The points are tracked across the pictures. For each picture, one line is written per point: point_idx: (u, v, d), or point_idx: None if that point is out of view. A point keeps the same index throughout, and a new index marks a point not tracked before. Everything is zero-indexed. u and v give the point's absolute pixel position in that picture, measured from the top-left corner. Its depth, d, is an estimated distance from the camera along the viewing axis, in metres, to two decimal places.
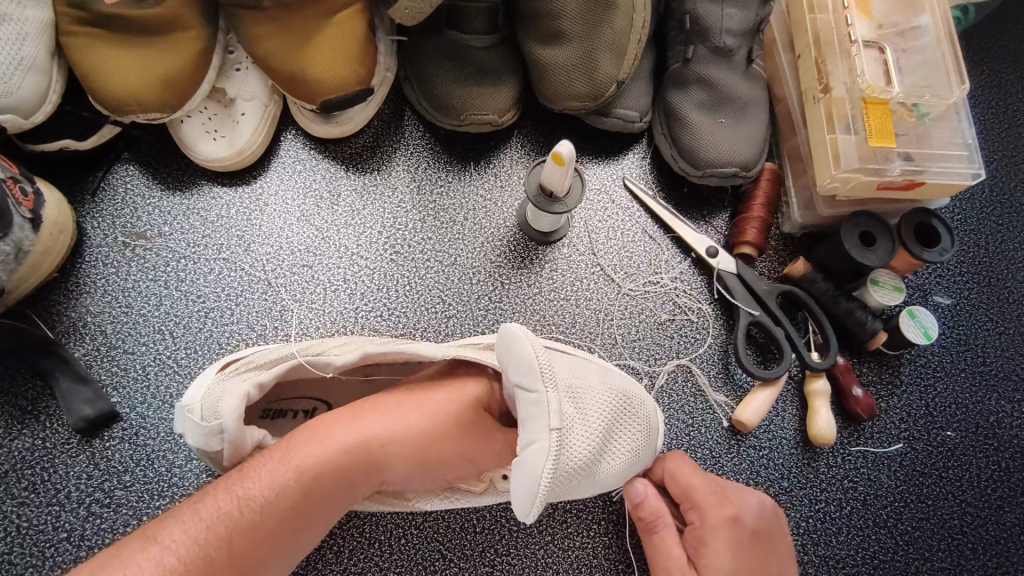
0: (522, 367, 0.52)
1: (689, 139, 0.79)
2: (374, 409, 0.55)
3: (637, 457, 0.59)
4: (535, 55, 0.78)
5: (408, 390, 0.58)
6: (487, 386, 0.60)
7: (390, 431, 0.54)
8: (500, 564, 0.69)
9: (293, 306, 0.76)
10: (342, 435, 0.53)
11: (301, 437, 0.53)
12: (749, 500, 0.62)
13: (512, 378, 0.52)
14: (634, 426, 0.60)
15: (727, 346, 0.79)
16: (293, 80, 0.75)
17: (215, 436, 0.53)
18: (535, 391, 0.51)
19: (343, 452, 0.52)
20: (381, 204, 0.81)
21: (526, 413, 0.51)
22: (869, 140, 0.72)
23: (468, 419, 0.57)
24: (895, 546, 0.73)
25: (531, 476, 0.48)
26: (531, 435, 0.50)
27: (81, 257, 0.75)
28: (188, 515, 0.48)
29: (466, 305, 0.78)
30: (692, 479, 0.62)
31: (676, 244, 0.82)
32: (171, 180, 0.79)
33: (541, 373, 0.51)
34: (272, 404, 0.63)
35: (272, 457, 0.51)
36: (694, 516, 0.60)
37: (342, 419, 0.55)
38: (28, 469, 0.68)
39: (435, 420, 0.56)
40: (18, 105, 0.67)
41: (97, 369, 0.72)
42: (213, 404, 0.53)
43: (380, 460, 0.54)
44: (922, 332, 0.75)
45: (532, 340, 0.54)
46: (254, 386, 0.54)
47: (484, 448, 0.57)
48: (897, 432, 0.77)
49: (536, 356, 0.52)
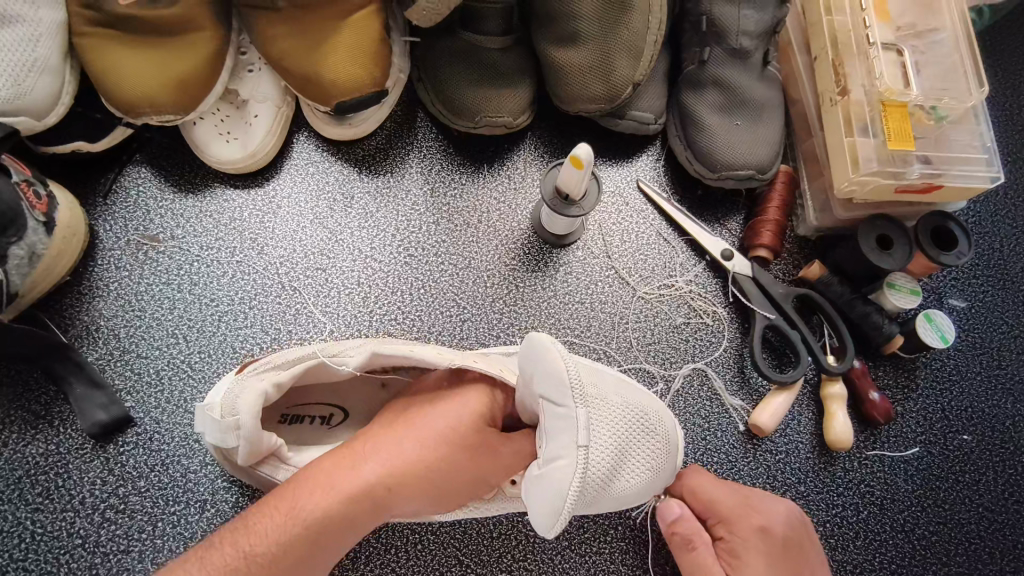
0: (552, 381, 0.51)
1: (705, 141, 0.79)
2: (377, 450, 0.53)
3: (657, 474, 0.58)
4: (551, 57, 0.77)
5: (411, 420, 0.55)
6: (487, 398, 0.58)
7: (394, 472, 0.52)
8: (517, 569, 0.68)
9: (307, 310, 0.76)
10: (345, 481, 0.51)
11: (303, 486, 0.51)
12: (774, 504, 0.63)
13: (541, 391, 0.52)
14: (653, 441, 0.57)
15: (743, 350, 0.79)
16: (308, 82, 0.74)
17: (231, 433, 0.52)
18: (565, 407, 0.50)
19: (346, 501, 0.50)
20: (394, 207, 0.81)
21: (555, 427, 0.51)
22: (888, 143, 0.71)
23: (470, 443, 0.55)
24: (913, 551, 0.73)
25: (559, 494, 0.49)
26: (559, 450, 0.50)
27: (93, 260, 0.74)
28: (197, 567, 0.48)
29: (480, 308, 0.78)
30: (715, 493, 0.63)
31: (691, 247, 0.82)
32: (183, 182, 0.78)
33: (572, 388, 0.51)
34: (291, 409, 0.63)
35: (274, 510, 0.50)
36: (723, 529, 0.62)
37: (345, 461, 0.52)
38: (42, 475, 0.67)
39: (438, 450, 0.54)
40: (31, 107, 0.67)
41: (110, 373, 0.71)
42: (231, 403, 0.54)
43: (389, 502, 0.52)
44: (939, 336, 0.74)
45: (562, 352, 0.52)
46: (271, 386, 0.54)
47: (488, 469, 0.55)
48: (913, 436, 0.77)
49: (567, 370, 0.51)
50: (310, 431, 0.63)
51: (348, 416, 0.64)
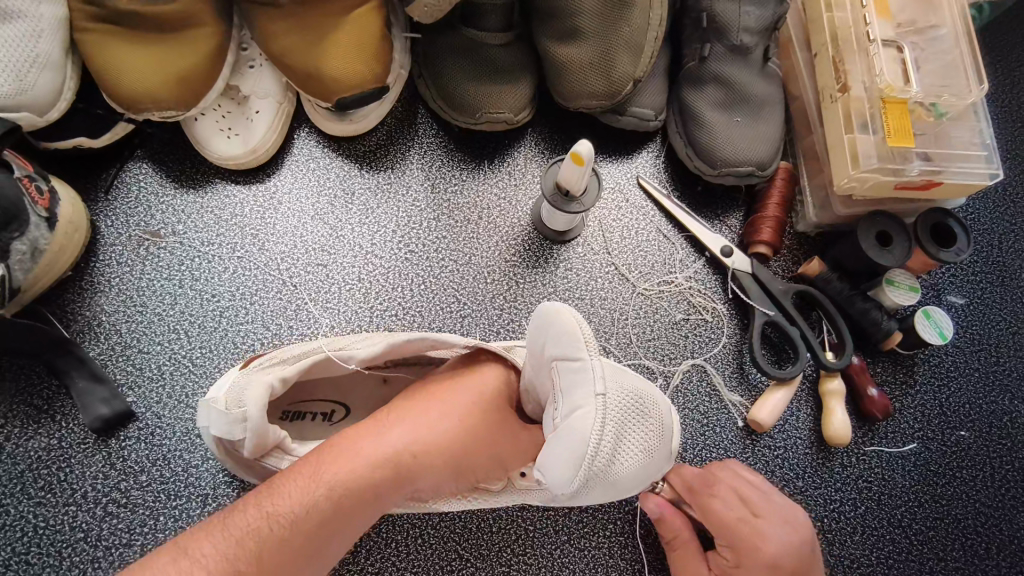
0: (565, 338, 0.53)
1: (705, 137, 0.79)
2: (401, 419, 0.54)
3: (651, 456, 0.57)
4: (552, 53, 0.77)
5: (431, 395, 0.57)
6: (503, 377, 0.61)
7: (418, 441, 0.52)
8: (516, 564, 0.69)
9: (308, 305, 0.76)
10: (370, 448, 0.51)
11: (328, 452, 0.51)
12: (787, 536, 0.61)
13: (553, 350, 0.54)
14: (652, 424, 0.58)
15: (742, 345, 0.79)
16: (310, 78, 0.75)
17: (238, 425, 0.52)
18: (580, 359, 0.52)
19: (372, 467, 0.50)
20: (395, 203, 0.81)
21: (570, 381, 0.52)
22: (888, 139, 0.71)
23: (490, 421, 0.57)
24: (910, 547, 0.73)
25: (580, 442, 0.49)
26: (578, 403, 0.51)
27: (95, 256, 0.75)
28: (218, 529, 0.46)
29: (481, 303, 0.78)
30: (726, 517, 0.62)
31: (691, 243, 0.82)
32: (184, 179, 0.78)
33: (585, 343, 0.53)
34: (292, 406, 0.63)
35: (298, 473, 0.49)
36: (728, 551, 0.62)
37: (367, 429, 0.53)
38: (45, 469, 0.67)
39: (460, 425, 0.55)
40: (32, 103, 0.67)
41: (112, 368, 0.72)
42: (236, 396, 0.53)
43: (411, 472, 0.52)
44: (937, 333, 0.75)
45: (574, 313, 0.55)
46: (277, 379, 0.54)
47: (505, 447, 0.57)
48: (911, 432, 0.77)
49: (580, 327, 0.54)
50: (311, 426, 0.64)
51: (350, 412, 0.65)
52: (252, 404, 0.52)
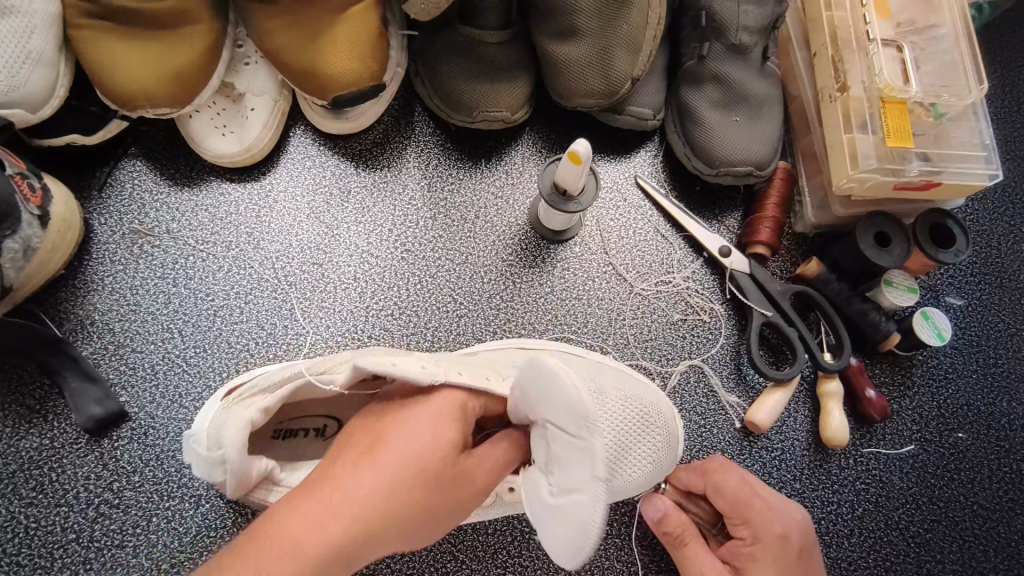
0: (569, 412, 0.47)
1: (703, 137, 0.78)
2: (340, 492, 0.45)
3: (657, 466, 0.58)
4: (549, 52, 0.77)
5: (377, 450, 0.48)
6: (462, 401, 0.53)
7: (359, 519, 0.44)
8: (512, 565, 0.68)
9: (302, 305, 0.75)
10: (324, 519, 0.44)
11: (258, 543, 0.43)
12: (793, 513, 0.62)
13: (555, 420, 0.48)
14: (654, 436, 0.58)
15: (739, 346, 0.78)
16: (305, 75, 0.74)
17: (218, 467, 0.51)
18: (582, 440, 0.47)
19: (306, 563, 0.42)
20: (391, 202, 0.80)
21: (571, 459, 0.47)
22: (887, 140, 0.71)
23: (447, 473, 0.48)
24: (907, 548, 0.73)
25: (576, 528, 0.46)
26: (575, 484, 0.47)
27: (87, 254, 0.74)
28: None
29: (477, 303, 0.77)
30: (739, 494, 0.62)
31: (689, 244, 0.82)
32: (179, 177, 0.78)
33: (591, 422, 0.47)
34: (281, 426, 0.62)
35: (247, 559, 0.42)
36: (742, 530, 0.61)
37: (319, 496, 0.45)
38: (37, 469, 0.67)
39: (413, 486, 0.46)
40: (25, 100, 0.66)
41: (105, 367, 0.71)
42: (216, 435, 0.52)
43: (375, 537, 0.45)
44: (935, 334, 0.74)
45: (575, 381, 0.48)
46: (257, 414, 0.53)
47: (468, 492, 0.50)
48: (909, 433, 0.77)
49: (584, 402, 0.47)
50: (305, 444, 0.63)
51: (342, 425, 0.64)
52: (230, 442, 0.50)
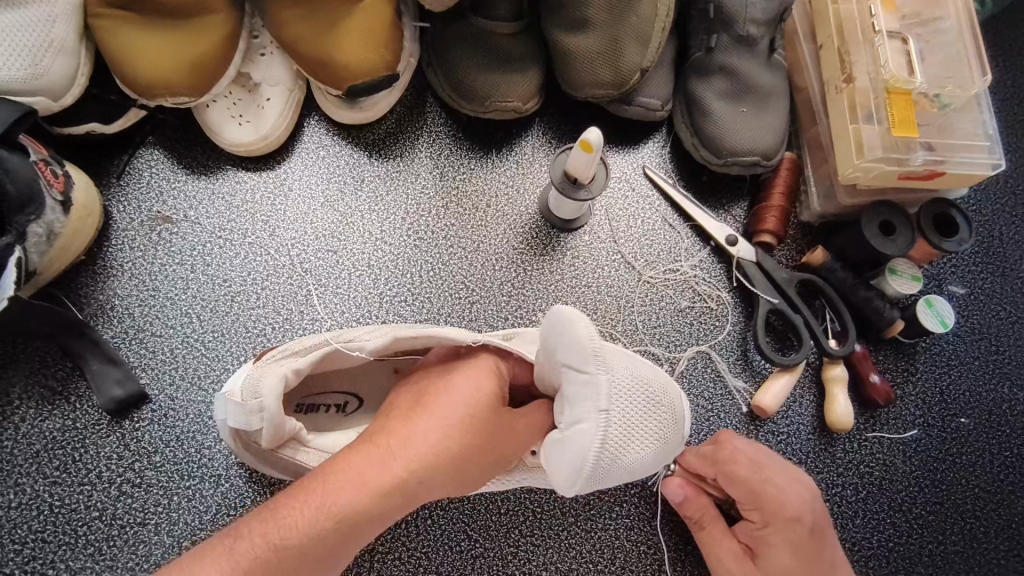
0: (573, 350, 0.53)
1: (711, 127, 0.80)
2: (402, 447, 0.50)
3: (663, 443, 0.59)
4: (560, 43, 0.78)
5: (432, 405, 0.54)
6: (496, 377, 0.58)
7: (424, 462, 0.50)
8: (524, 545, 0.70)
9: (318, 291, 0.77)
10: (373, 473, 0.49)
11: (336, 471, 0.49)
12: (804, 492, 0.63)
13: (561, 356, 0.54)
14: (659, 415, 0.58)
15: (746, 333, 0.80)
16: (320, 65, 0.75)
17: (254, 416, 0.53)
18: (587, 376, 0.53)
19: (375, 495, 0.48)
20: (404, 191, 0.82)
21: (576, 392, 0.54)
22: (891, 130, 0.72)
23: (493, 425, 0.54)
24: (910, 530, 0.75)
25: (581, 453, 0.52)
26: (581, 415, 0.53)
27: (107, 240, 0.75)
28: (223, 556, 0.46)
29: (489, 290, 0.79)
30: (750, 479, 0.63)
31: (696, 233, 0.83)
32: (196, 165, 0.79)
33: (593, 356, 0.53)
34: (306, 399, 0.64)
35: (304, 500, 0.48)
36: (755, 515, 0.63)
37: (373, 453, 0.50)
38: (59, 449, 0.68)
39: (466, 438, 0.52)
40: (47, 88, 0.68)
41: (125, 351, 0.73)
42: (253, 388, 0.55)
43: (420, 489, 0.50)
44: (938, 321, 0.76)
45: (584, 320, 0.55)
46: (291, 371, 0.55)
47: (512, 445, 0.56)
48: (912, 419, 0.78)
49: (590, 338, 0.53)
50: (326, 419, 0.64)
51: (362, 404, 0.65)
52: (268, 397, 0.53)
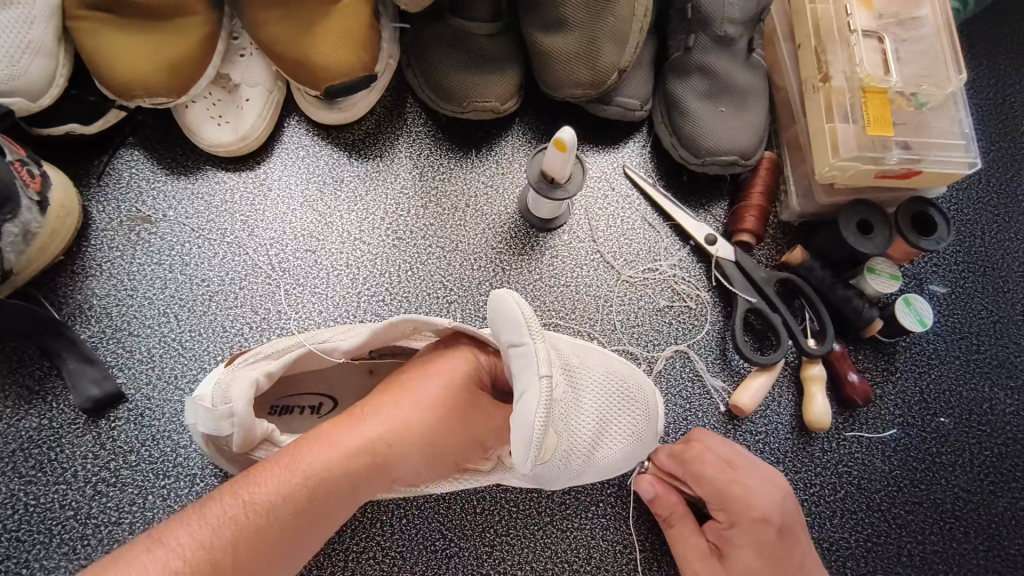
0: (511, 326, 0.54)
1: (689, 126, 0.80)
2: (375, 418, 0.54)
3: (637, 440, 0.64)
4: (538, 44, 0.78)
5: (407, 386, 0.57)
6: (473, 362, 0.60)
7: (394, 431, 0.53)
8: (499, 544, 0.70)
9: (297, 290, 0.77)
10: (345, 438, 0.52)
11: (312, 439, 0.52)
12: (774, 494, 0.63)
13: (504, 337, 0.55)
14: (632, 411, 0.64)
15: (725, 333, 0.80)
16: (298, 66, 0.75)
17: (224, 420, 0.53)
18: (524, 346, 0.53)
19: (348, 456, 0.51)
20: (383, 190, 0.82)
21: (518, 366, 0.53)
22: (866, 129, 0.73)
23: (463, 404, 0.58)
24: (889, 530, 0.74)
25: (527, 423, 0.50)
26: (525, 388, 0.51)
27: (86, 241, 0.76)
28: (195, 518, 0.47)
29: (467, 289, 0.79)
30: (717, 480, 0.64)
31: (676, 232, 0.83)
32: (175, 165, 0.79)
33: (528, 327, 0.53)
34: (279, 401, 0.64)
35: (277, 461, 0.50)
36: (722, 515, 0.64)
37: (346, 422, 0.53)
38: (35, 448, 0.69)
39: (436, 413, 0.56)
40: (25, 89, 0.68)
41: (102, 351, 0.73)
42: (224, 392, 0.54)
43: (390, 459, 0.53)
44: (917, 320, 0.76)
45: (519, 298, 0.55)
46: (262, 374, 0.55)
47: (484, 428, 0.59)
48: (891, 418, 0.78)
49: (523, 313, 0.54)
50: (299, 421, 0.64)
51: (336, 405, 0.66)
52: (238, 400, 0.52)
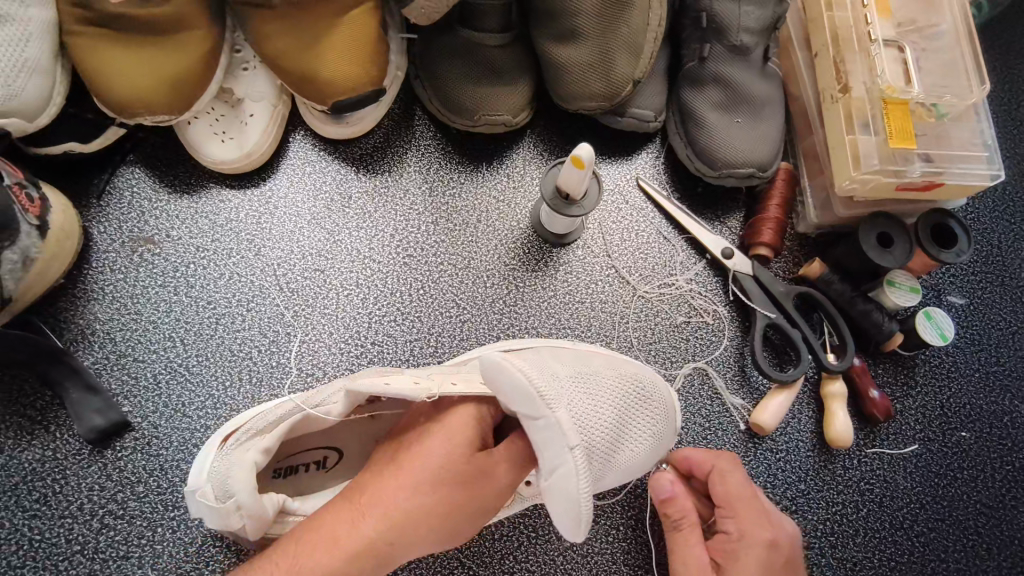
0: (522, 397, 0.49)
1: (704, 138, 0.78)
2: (376, 508, 0.50)
3: (658, 439, 0.61)
4: (550, 54, 0.76)
5: (410, 463, 0.53)
6: (475, 420, 0.56)
7: (395, 524, 0.50)
8: (519, 570, 0.68)
9: (306, 312, 0.75)
10: (346, 538, 0.49)
11: (311, 540, 0.50)
12: (788, 528, 0.60)
13: (517, 408, 0.50)
14: (651, 409, 0.61)
15: (743, 349, 0.78)
16: (306, 82, 0.73)
17: (233, 513, 0.51)
18: (543, 419, 0.48)
19: (348, 559, 0.49)
20: (393, 207, 0.80)
21: (542, 438, 0.49)
22: (889, 141, 0.71)
23: (470, 478, 0.52)
24: (912, 548, 0.73)
25: (571, 501, 0.47)
26: (556, 462, 0.48)
27: (87, 263, 0.73)
28: None
29: (480, 308, 0.77)
30: (740, 490, 0.61)
31: (691, 245, 0.82)
32: (178, 183, 0.77)
33: (541, 397, 0.48)
34: (282, 462, 0.61)
35: (281, 562, 0.49)
36: (729, 525, 0.60)
37: (347, 514, 0.51)
38: (39, 481, 0.66)
39: (443, 494, 0.51)
40: (23, 109, 0.66)
41: (107, 377, 0.70)
42: (224, 484, 0.52)
43: (395, 550, 0.50)
44: (939, 334, 0.75)
45: (515, 360, 0.50)
46: (260, 454, 0.52)
47: (490, 489, 0.53)
48: (912, 433, 0.77)
49: (531, 381, 0.49)
50: (307, 476, 0.62)
51: (342, 455, 0.63)
52: (242, 490, 0.50)
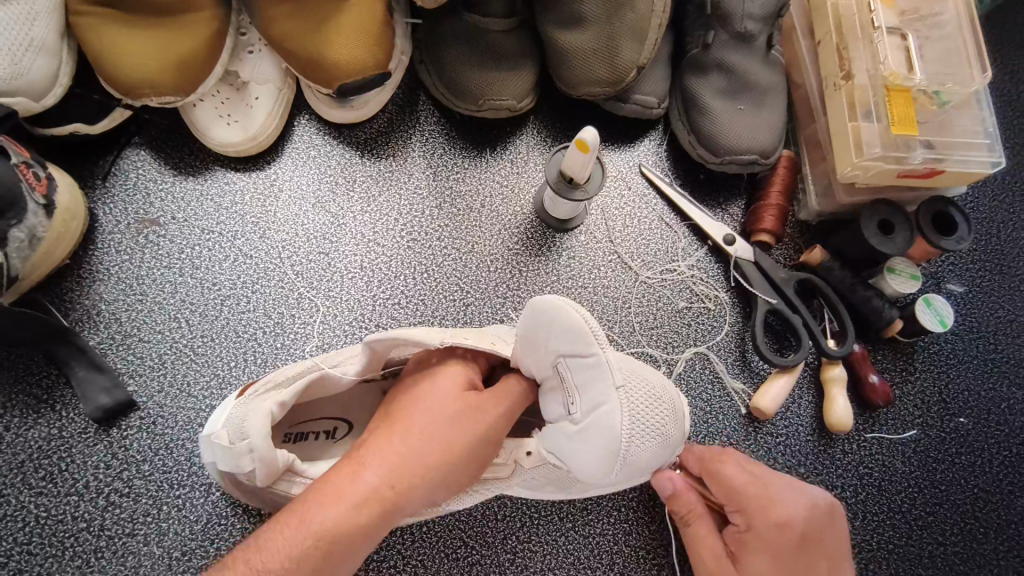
0: (574, 338, 0.54)
1: (708, 124, 0.79)
2: (378, 458, 0.51)
3: (666, 439, 0.58)
4: (554, 39, 0.76)
5: (404, 417, 0.54)
6: (465, 372, 0.59)
7: (396, 469, 0.50)
8: (521, 551, 0.69)
9: (310, 294, 0.75)
10: (350, 488, 0.49)
11: (313, 498, 0.48)
12: (800, 504, 0.59)
13: (562, 346, 0.55)
14: (663, 409, 0.57)
15: (744, 334, 0.79)
16: (312, 64, 0.73)
17: (244, 457, 0.51)
18: (592, 356, 0.54)
19: (356, 507, 0.48)
20: (398, 190, 0.80)
21: (583, 376, 0.55)
22: (891, 127, 0.71)
23: (465, 420, 0.55)
24: (910, 531, 0.74)
25: (611, 435, 0.53)
26: (597, 397, 0.54)
27: (92, 244, 0.74)
28: None
29: (484, 292, 0.78)
30: (735, 479, 0.61)
31: (693, 232, 0.82)
32: (183, 165, 0.77)
33: (594, 337, 0.55)
34: (293, 427, 0.61)
35: (287, 521, 0.47)
36: (738, 518, 0.60)
37: (348, 467, 0.50)
38: (45, 459, 0.67)
39: (442, 439, 0.53)
40: (30, 88, 0.66)
41: (112, 358, 0.71)
42: (242, 427, 0.52)
43: (404, 499, 0.50)
44: (938, 320, 0.75)
45: (574, 306, 0.55)
46: (278, 405, 0.53)
47: (487, 427, 0.55)
48: (911, 418, 0.78)
49: (585, 322, 0.55)
50: (317, 446, 0.62)
51: (352, 428, 0.64)
52: (255, 432, 0.50)
